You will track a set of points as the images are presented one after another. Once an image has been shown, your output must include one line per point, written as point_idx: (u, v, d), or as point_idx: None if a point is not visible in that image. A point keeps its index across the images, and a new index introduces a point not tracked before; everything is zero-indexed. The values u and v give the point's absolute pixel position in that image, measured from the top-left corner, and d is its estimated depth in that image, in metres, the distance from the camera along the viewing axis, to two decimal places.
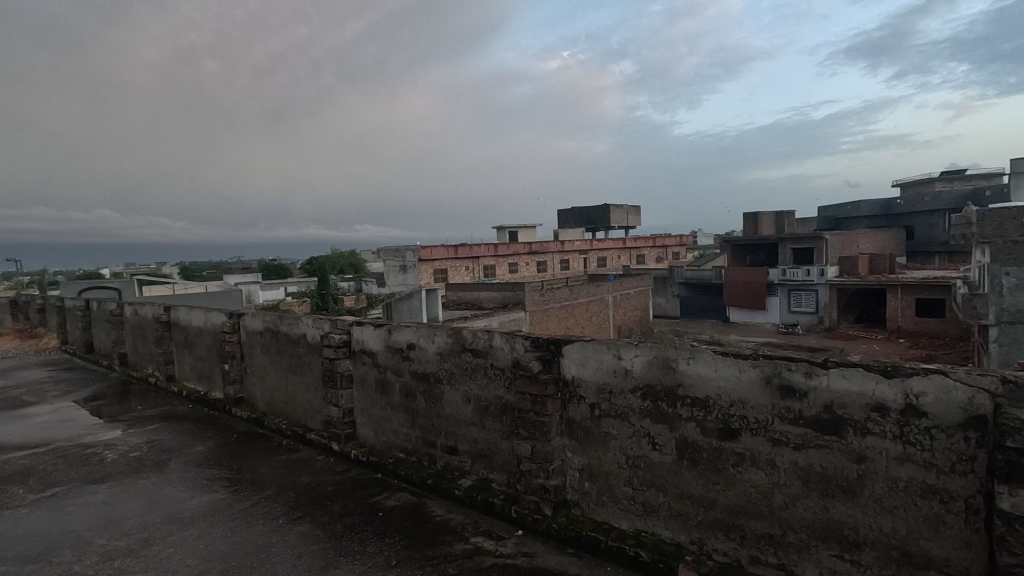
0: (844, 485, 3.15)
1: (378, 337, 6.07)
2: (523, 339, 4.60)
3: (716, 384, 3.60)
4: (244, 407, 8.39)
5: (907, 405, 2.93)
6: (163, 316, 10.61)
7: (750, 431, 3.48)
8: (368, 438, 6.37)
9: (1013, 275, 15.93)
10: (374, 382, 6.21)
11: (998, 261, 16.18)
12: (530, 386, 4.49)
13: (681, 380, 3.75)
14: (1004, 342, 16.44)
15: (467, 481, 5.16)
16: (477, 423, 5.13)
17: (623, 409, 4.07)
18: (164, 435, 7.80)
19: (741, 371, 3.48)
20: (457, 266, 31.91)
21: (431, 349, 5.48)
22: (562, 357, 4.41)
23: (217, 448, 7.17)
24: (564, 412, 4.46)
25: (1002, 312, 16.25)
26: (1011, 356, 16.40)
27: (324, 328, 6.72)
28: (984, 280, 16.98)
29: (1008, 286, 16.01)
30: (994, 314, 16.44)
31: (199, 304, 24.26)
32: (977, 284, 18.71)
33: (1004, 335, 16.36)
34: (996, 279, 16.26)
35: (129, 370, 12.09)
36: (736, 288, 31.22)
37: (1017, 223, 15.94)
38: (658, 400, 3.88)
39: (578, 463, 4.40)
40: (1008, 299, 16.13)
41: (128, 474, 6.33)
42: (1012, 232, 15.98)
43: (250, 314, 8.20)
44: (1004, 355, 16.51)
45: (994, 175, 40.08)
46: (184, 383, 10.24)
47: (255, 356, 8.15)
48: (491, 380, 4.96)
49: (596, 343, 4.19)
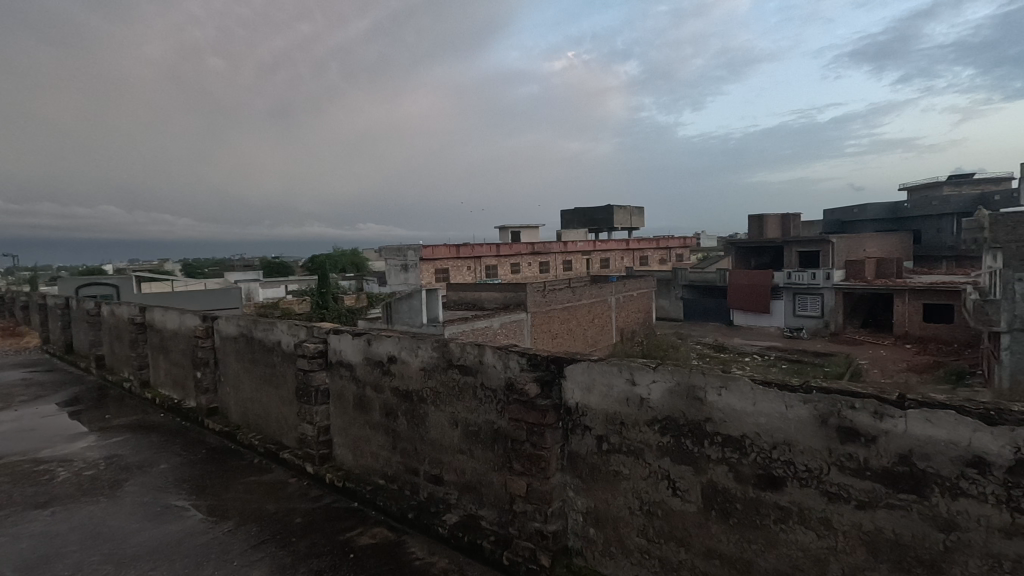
0: (925, 560, 2.45)
1: (356, 347, 5.39)
2: (518, 356, 3.90)
3: (753, 420, 2.91)
4: (217, 419, 7.71)
5: (1017, 462, 2.23)
6: (139, 317, 9.94)
7: (798, 480, 2.78)
8: (346, 460, 5.68)
9: None
10: (351, 398, 5.53)
11: (1011, 266, 15.42)
12: (527, 413, 3.79)
13: (710, 414, 3.05)
14: (1017, 350, 15.52)
15: (452, 517, 4.46)
16: (465, 452, 4.45)
17: (638, 444, 3.38)
18: (126, 450, 7.12)
19: (788, 406, 2.79)
20: (458, 266, 31.22)
21: (414, 364, 4.80)
22: (564, 379, 3.72)
23: (182, 466, 6.50)
24: (566, 444, 3.77)
25: (1015, 319, 15.37)
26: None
27: (300, 335, 6.06)
28: (994, 285, 16.19)
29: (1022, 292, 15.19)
30: (1006, 320, 15.58)
31: (194, 302, 23.62)
32: (989, 289, 17.90)
33: (1017, 342, 15.45)
34: (1009, 286, 15.47)
35: (106, 374, 11.42)
36: (740, 291, 30.46)
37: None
38: (680, 436, 3.18)
39: (582, 505, 3.70)
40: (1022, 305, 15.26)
41: (75, 497, 5.65)
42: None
43: (224, 317, 7.52)
44: (1018, 362, 15.58)
45: (1003, 179, 39.18)
46: (159, 390, 9.57)
47: (228, 363, 7.47)
48: (481, 403, 4.27)
49: (605, 363, 3.49)
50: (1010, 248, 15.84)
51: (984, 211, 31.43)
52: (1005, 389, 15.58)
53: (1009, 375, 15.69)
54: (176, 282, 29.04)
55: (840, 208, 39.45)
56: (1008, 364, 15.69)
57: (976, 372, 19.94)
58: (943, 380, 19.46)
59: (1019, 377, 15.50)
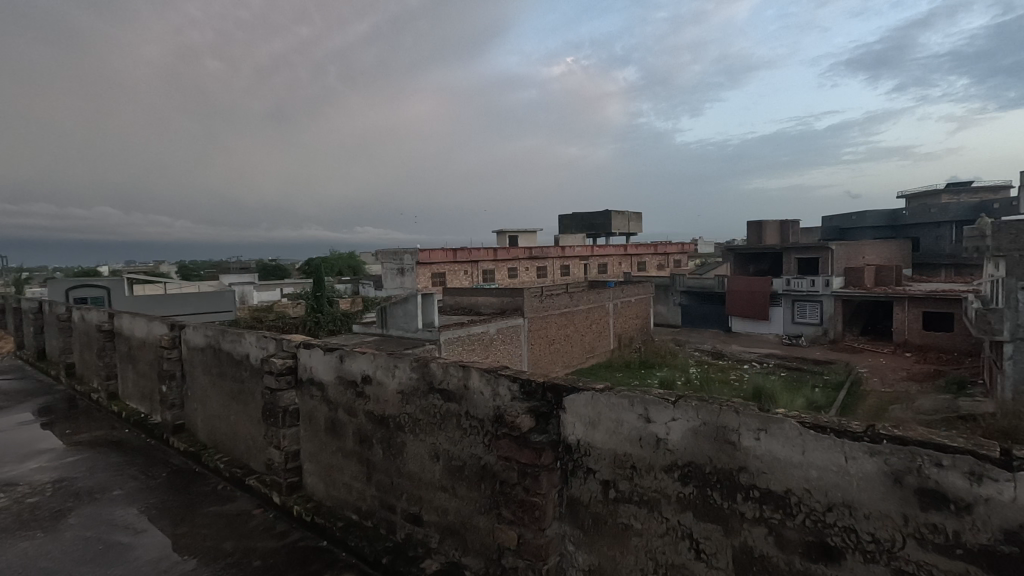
0: None
1: (328, 364, 4.78)
2: (509, 382, 3.32)
3: (802, 472, 2.30)
4: (183, 437, 7.07)
5: None
6: (107, 324, 9.28)
7: (862, 554, 2.18)
8: (316, 490, 5.06)
9: None
10: (323, 421, 4.91)
11: (1015, 275, 14.53)
12: (519, 451, 3.17)
13: (744, 463, 2.46)
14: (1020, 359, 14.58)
15: (432, 565, 3.84)
16: (448, 490, 3.84)
17: (652, 494, 2.78)
18: (80, 472, 6.45)
19: (849, 458, 2.19)
20: (455, 270, 30.58)
21: (391, 386, 4.20)
22: (563, 411, 3.13)
23: (137, 493, 5.85)
24: (565, 488, 3.16)
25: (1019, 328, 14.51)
26: None
27: (269, 348, 5.43)
28: (997, 294, 15.32)
29: None
30: (1008, 330, 14.72)
31: (188, 306, 22.82)
32: (992, 298, 17.24)
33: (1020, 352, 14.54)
34: (1012, 295, 14.55)
35: (76, 383, 10.74)
36: (739, 298, 29.89)
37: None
38: (706, 487, 2.58)
39: (584, 563, 3.08)
40: None
41: (11, 531, 5.02)
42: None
43: (191, 326, 6.89)
44: (1020, 373, 14.57)
45: (1001, 187, 38.73)
46: (127, 402, 8.92)
47: (195, 377, 6.84)
48: (466, 434, 3.66)
49: (612, 395, 2.89)
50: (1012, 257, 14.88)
51: (984, 219, 30.92)
52: (1007, 400, 14.62)
53: (1012, 386, 14.70)
54: (169, 284, 28.41)
55: (839, 215, 38.99)
56: (1011, 374, 14.71)
57: (978, 382, 19.25)
58: (944, 390, 18.81)
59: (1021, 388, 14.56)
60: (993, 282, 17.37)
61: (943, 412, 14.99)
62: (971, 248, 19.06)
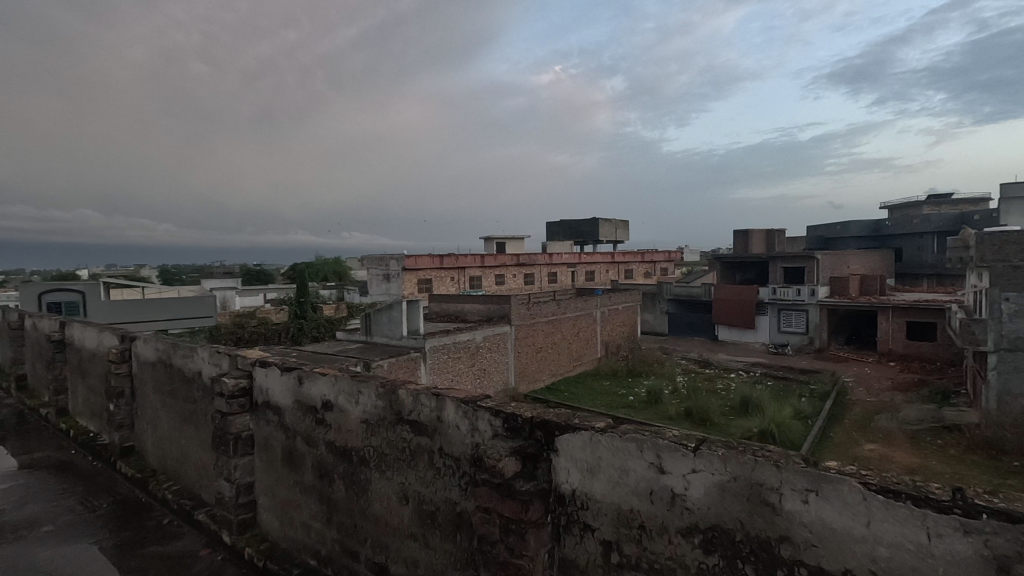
0: None
1: (286, 386, 4.18)
2: (489, 416, 2.78)
3: (865, 548, 1.78)
4: (132, 461, 6.40)
5: None
6: (57, 333, 8.54)
7: None
8: (271, 529, 4.44)
9: (1014, 299, 13.17)
10: (280, 451, 4.30)
11: (997, 285, 13.37)
12: (502, 503, 2.60)
13: (786, 532, 1.93)
14: (1004, 372, 13.35)
15: None
16: (418, 539, 3.26)
17: (666, 564, 2.23)
18: (9, 502, 5.75)
19: (935, 537, 1.66)
20: (441, 276, 29.88)
21: (355, 415, 3.61)
22: (554, 455, 2.58)
23: (72, 528, 5.17)
24: (556, 547, 2.60)
25: (1001, 339, 13.36)
26: (1012, 388, 13.22)
27: (222, 365, 4.79)
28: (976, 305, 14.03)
29: (1007, 312, 13.23)
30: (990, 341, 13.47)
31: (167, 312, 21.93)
32: (977, 309, 16.89)
33: (1004, 363, 13.34)
34: (993, 305, 13.43)
35: (26, 397, 9.93)
36: (726, 306, 29.61)
37: (1020, 245, 13.10)
38: (733, 558, 2.05)
39: None
40: (1008, 325, 13.30)
41: None
42: (1014, 255, 13.16)
43: (142, 337, 6.23)
44: (1004, 385, 13.30)
45: (980, 199, 39.08)
46: (77, 420, 8.19)
47: (146, 393, 6.18)
48: (439, 475, 3.09)
49: (613, 437, 2.35)
50: (994, 266, 13.43)
51: (965, 229, 31.01)
52: (989, 411, 13.38)
53: (996, 398, 13.44)
54: (147, 289, 27.39)
55: (824, 225, 39.04)
56: (994, 386, 13.42)
57: (961, 392, 18.91)
58: (928, 400, 18.49)
59: (1007, 400, 13.27)
60: (977, 291, 17.09)
61: (929, 422, 14.44)
62: (955, 258, 18.79)
